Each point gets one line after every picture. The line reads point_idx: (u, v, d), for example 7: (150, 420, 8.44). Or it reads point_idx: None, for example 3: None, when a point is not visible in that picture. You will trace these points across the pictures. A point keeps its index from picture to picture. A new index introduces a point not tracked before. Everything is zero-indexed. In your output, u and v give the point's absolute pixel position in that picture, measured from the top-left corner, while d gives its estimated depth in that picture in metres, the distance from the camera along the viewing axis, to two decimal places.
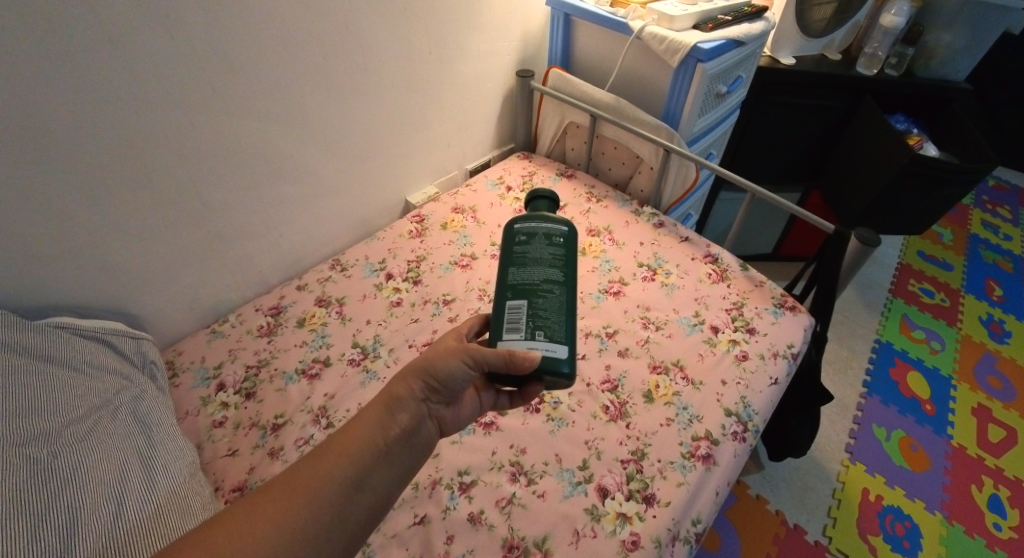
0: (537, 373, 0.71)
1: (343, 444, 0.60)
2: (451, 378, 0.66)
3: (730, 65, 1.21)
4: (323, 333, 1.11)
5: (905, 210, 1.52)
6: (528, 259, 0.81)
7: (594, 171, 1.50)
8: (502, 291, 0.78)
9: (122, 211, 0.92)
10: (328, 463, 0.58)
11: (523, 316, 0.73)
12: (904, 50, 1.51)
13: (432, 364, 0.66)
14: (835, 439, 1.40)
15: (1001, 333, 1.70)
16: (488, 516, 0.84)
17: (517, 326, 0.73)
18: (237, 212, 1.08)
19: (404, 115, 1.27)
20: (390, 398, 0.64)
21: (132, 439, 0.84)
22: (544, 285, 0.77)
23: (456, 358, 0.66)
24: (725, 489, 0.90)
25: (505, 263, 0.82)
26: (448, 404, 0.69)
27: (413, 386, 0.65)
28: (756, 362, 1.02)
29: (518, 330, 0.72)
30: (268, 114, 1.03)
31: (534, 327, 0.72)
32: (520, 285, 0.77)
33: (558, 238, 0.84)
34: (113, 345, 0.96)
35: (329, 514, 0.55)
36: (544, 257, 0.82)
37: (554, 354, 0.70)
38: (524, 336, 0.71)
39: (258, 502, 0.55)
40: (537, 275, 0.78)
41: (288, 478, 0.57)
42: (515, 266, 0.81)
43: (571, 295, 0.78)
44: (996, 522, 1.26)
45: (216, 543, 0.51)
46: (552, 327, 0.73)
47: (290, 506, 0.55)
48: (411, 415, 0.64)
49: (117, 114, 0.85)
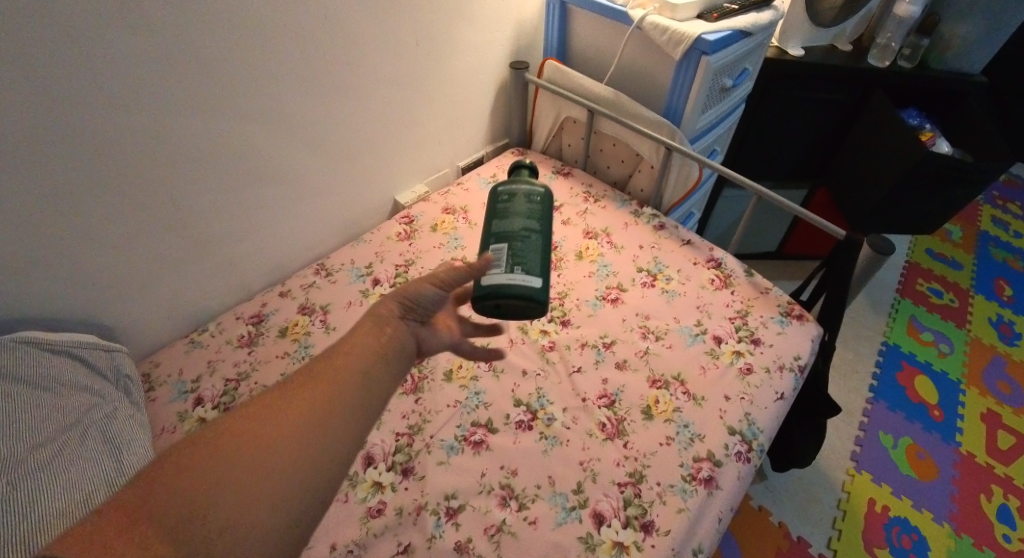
0: (515, 302, 0.78)
1: (325, 376, 0.63)
2: (422, 297, 0.74)
3: (735, 57, 1.14)
4: (306, 343, 1.06)
5: (916, 208, 1.46)
6: (509, 211, 0.88)
7: (591, 168, 1.43)
8: (486, 239, 0.86)
9: (85, 219, 0.86)
10: (309, 391, 0.61)
11: (503, 254, 0.81)
12: (918, 41, 1.46)
13: (406, 288, 0.74)
14: (841, 448, 1.39)
15: (1011, 335, 1.68)
16: (475, 545, 0.79)
17: (498, 263, 0.80)
18: (213, 218, 1.02)
19: (392, 110, 1.20)
20: (374, 317, 0.71)
21: (99, 464, 0.77)
22: (524, 230, 0.84)
23: (426, 279, 0.74)
24: (727, 515, 0.85)
25: (490, 216, 0.89)
26: (424, 323, 0.76)
27: (392, 307, 0.73)
28: (761, 376, 0.97)
29: (498, 264, 0.80)
30: (245, 112, 0.96)
31: (514, 263, 0.80)
32: (502, 232, 0.85)
33: (538, 197, 0.90)
34: (83, 359, 0.89)
35: (306, 440, 0.58)
36: (524, 209, 0.88)
37: (530, 285, 0.79)
38: (504, 270, 0.79)
39: (240, 421, 0.58)
40: (518, 224, 0.85)
41: (271, 403, 0.60)
42: (497, 218, 0.88)
43: (545, 240, 0.85)
44: (1005, 533, 1.25)
45: (190, 456, 0.54)
46: (529, 264, 0.80)
47: (271, 426, 0.58)
48: (394, 328, 0.71)
49: (74, 115, 0.78)
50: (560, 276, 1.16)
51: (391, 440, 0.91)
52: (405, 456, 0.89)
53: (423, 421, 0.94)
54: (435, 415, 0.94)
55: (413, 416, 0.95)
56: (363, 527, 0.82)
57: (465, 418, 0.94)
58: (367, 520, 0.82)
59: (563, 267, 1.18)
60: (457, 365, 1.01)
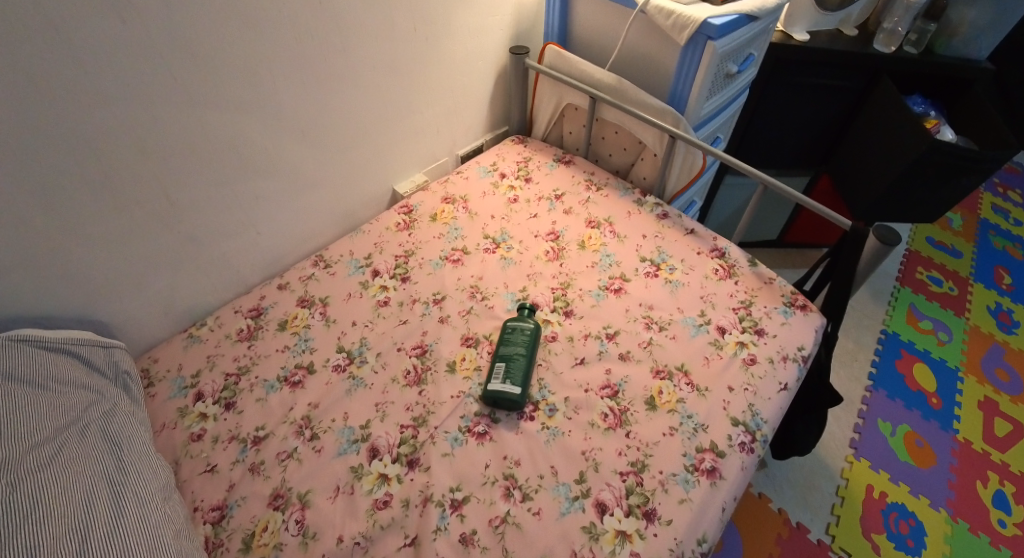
0: (502, 403, 0.91)
1: None
2: None
3: (741, 42, 1.11)
4: (306, 336, 1.04)
5: (920, 196, 1.45)
6: (512, 337, 0.99)
7: (593, 156, 1.41)
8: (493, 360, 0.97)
9: (76, 212, 0.83)
10: None
11: (502, 367, 0.94)
12: (926, 26, 1.44)
13: None
14: (840, 436, 1.40)
15: (1010, 323, 1.69)
16: (480, 537, 0.79)
17: (496, 375, 0.93)
18: (209, 209, 0.99)
19: (388, 98, 1.17)
20: None
21: (100, 460, 0.76)
22: (516, 355, 0.96)
23: None
24: (731, 505, 0.84)
25: (499, 339, 1.00)
26: None
27: None
28: (764, 367, 0.96)
29: (493, 377, 0.93)
30: (239, 103, 0.94)
31: (507, 376, 0.93)
32: (504, 354, 0.96)
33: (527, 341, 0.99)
34: (80, 356, 0.88)
35: None
36: (518, 343, 0.98)
37: (510, 392, 0.91)
38: (499, 381, 0.92)
39: None
40: (513, 347, 0.97)
41: None
42: (503, 337, 1.00)
43: (531, 365, 0.96)
44: (1001, 519, 1.27)
45: None
46: (516, 375, 0.93)
47: None
48: None
49: (63, 105, 0.75)
50: (563, 266, 1.15)
51: (396, 432, 0.91)
52: (410, 447, 0.89)
53: (427, 413, 0.93)
54: (439, 406, 0.94)
55: (418, 408, 0.94)
56: (368, 520, 0.81)
57: (468, 408, 0.93)
58: (372, 512, 0.82)
59: (565, 257, 1.17)
60: (460, 357, 1.00)
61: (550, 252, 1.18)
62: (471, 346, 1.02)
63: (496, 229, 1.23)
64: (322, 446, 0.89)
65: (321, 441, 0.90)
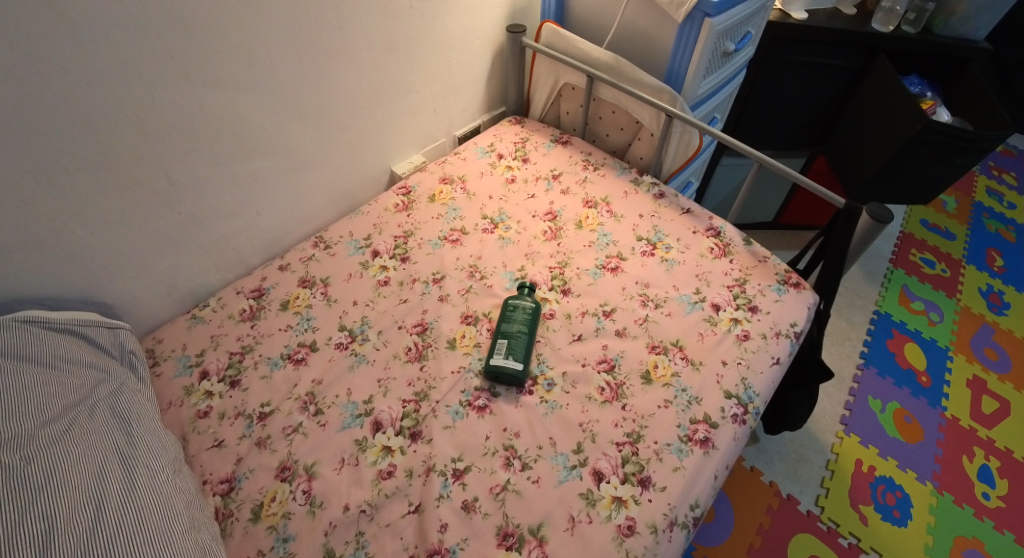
0: (504, 378, 0.93)
1: None
2: None
3: (740, 19, 1.11)
4: (309, 316, 1.06)
5: (915, 176, 1.47)
6: (512, 314, 1.00)
7: (590, 136, 1.42)
8: (495, 336, 0.99)
9: (78, 192, 0.84)
10: None
11: (503, 343, 0.96)
12: (923, 5, 1.45)
13: None
14: (831, 411, 1.44)
15: (1000, 304, 1.72)
16: (481, 504, 0.82)
17: (499, 351, 0.95)
18: (209, 188, 0.99)
19: (384, 77, 1.17)
20: None
21: (111, 435, 0.77)
22: (517, 332, 0.98)
23: None
24: (723, 473, 0.87)
25: (499, 316, 1.02)
26: None
27: None
28: (757, 342, 0.99)
29: (495, 352, 0.95)
30: (235, 83, 0.93)
31: (508, 352, 0.95)
32: (506, 331, 0.98)
33: (527, 316, 1.00)
34: (86, 336, 0.89)
35: None
36: (519, 320, 1.00)
37: (513, 367, 0.93)
38: (501, 357, 0.94)
39: None
40: (515, 323, 0.99)
41: None
42: (503, 316, 1.01)
43: (531, 342, 0.98)
44: (985, 492, 1.32)
45: None
46: (517, 351, 0.95)
47: None
48: None
49: (64, 87, 0.76)
50: (560, 246, 1.16)
51: (398, 407, 0.93)
52: (412, 421, 0.91)
53: (428, 388, 0.95)
54: (440, 381, 0.96)
55: (419, 383, 0.96)
56: (373, 489, 0.84)
57: (469, 383, 0.96)
58: (377, 482, 0.85)
59: (563, 237, 1.18)
60: (460, 334, 1.02)
61: (548, 232, 1.19)
62: (471, 323, 1.04)
63: (494, 209, 1.24)
64: (326, 420, 0.92)
65: (325, 416, 0.92)
